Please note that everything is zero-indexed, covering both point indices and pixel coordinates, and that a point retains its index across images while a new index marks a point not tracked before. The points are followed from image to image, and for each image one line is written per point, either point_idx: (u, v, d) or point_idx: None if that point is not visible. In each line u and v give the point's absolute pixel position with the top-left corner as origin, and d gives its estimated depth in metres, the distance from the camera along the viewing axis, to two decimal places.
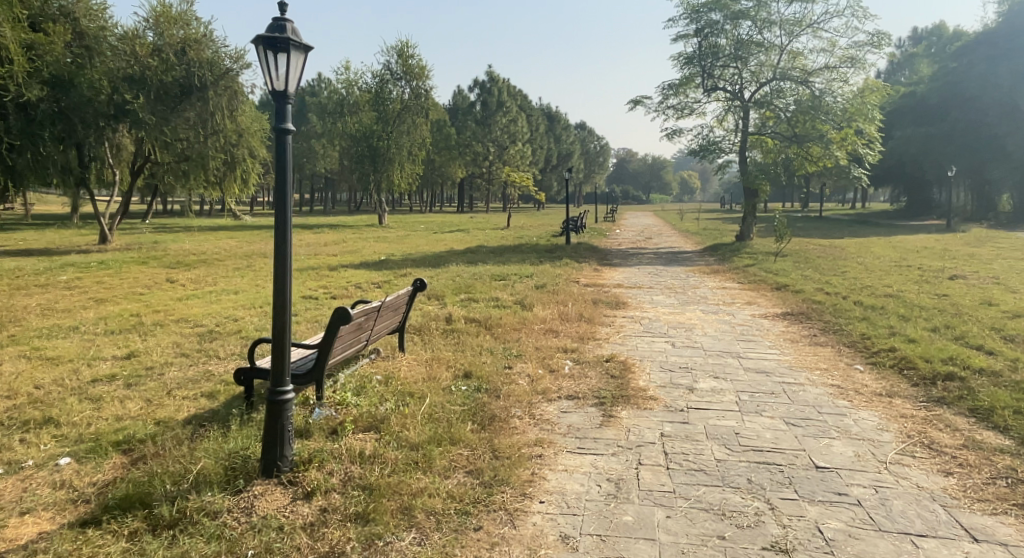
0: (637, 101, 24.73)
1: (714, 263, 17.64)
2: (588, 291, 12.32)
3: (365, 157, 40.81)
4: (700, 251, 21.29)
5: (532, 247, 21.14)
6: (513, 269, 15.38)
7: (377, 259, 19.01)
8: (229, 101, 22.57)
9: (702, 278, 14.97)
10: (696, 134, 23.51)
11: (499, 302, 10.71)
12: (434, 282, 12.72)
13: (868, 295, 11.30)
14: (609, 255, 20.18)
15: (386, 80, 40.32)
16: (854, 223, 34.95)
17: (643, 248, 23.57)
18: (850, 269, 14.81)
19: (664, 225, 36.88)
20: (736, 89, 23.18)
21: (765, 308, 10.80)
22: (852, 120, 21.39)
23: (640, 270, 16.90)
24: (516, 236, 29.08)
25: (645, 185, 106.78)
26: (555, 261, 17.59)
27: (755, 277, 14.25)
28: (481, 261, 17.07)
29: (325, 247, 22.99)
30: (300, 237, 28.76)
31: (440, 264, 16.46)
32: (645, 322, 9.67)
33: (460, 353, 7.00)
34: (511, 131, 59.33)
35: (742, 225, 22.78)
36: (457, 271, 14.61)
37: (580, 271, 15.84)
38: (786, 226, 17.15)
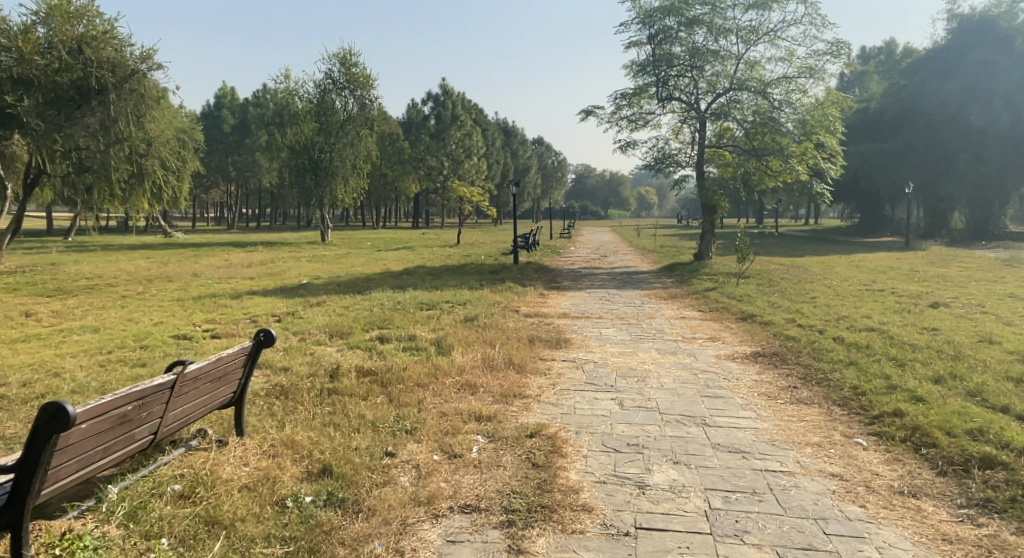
0: (588, 112, 23.27)
1: (670, 286, 16.08)
2: (526, 324, 10.54)
3: (306, 170, 38.54)
4: (657, 272, 19.78)
5: (474, 269, 19.38)
6: (445, 295, 13.55)
7: (299, 283, 16.96)
8: (135, 106, 20.47)
9: (658, 306, 13.32)
10: (650, 147, 22.05)
11: (414, 341, 8.84)
12: (345, 316, 10.82)
13: (848, 328, 9.72)
14: (557, 277, 18.52)
15: (328, 89, 38.19)
16: (811, 241, 33.97)
17: (596, 268, 21.99)
18: (820, 294, 13.32)
19: (620, 242, 35.47)
20: (692, 99, 21.96)
21: (731, 346, 9.14)
22: (813, 133, 20.23)
23: (590, 294, 15.19)
24: (462, 254, 27.34)
25: (604, 202, 106.07)
26: (497, 284, 15.81)
27: (717, 304, 12.65)
28: (412, 286, 15.23)
29: (245, 270, 20.78)
30: (228, 256, 26.42)
31: (364, 290, 14.56)
32: (588, 368, 7.90)
33: (326, 432, 5.07)
34: (467, 145, 56.72)
35: (700, 243, 21.32)
36: (380, 298, 12.74)
37: (523, 297, 14.06)
38: (749, 245, 15.67)
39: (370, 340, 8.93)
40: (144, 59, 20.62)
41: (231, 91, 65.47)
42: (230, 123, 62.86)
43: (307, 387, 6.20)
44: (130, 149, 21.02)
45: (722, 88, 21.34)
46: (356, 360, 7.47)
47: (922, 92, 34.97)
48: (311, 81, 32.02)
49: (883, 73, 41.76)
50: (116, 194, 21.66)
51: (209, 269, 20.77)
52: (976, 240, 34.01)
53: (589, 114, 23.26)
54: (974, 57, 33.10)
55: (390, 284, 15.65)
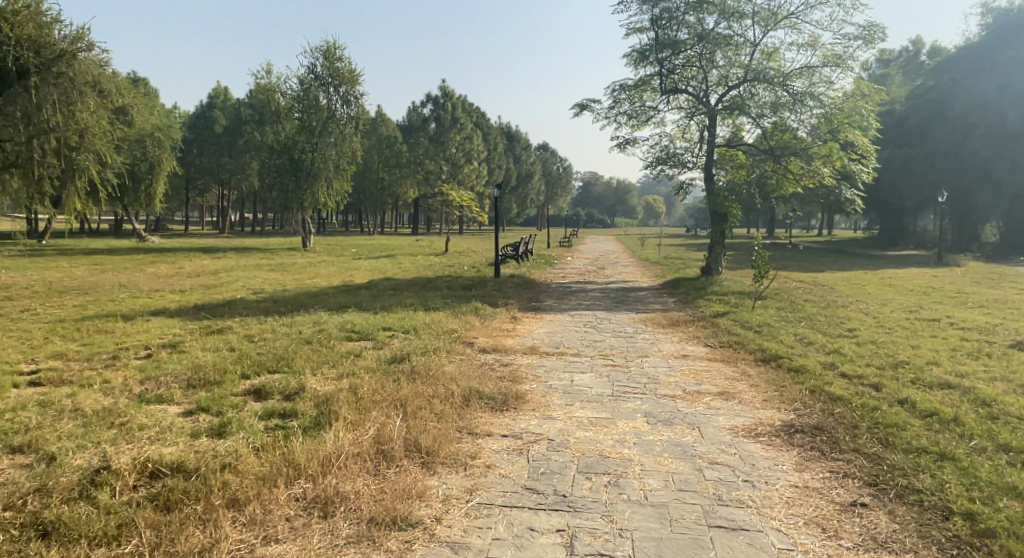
0: (584, 105, 20.62)
1: (670, 309, 13.39)
2: (475, 369, 7.88)
3: (286, 172, 36.06)
4: (658, 288, 17.11)
5: (445, 283, 16.76)
6: (391, 320, 10.91)
7: (231, 297, 14.33)
8: (62, 94, 17.69)
9: (654, 336, 10.61)
10: (652, 145, 19.28)
11: (295, 401, 6.14)
12: (236, 350, 8.18)
13: (914, 387, 7.02)
14: (539, 294, 15.89)
15: (310, 84, 35.67)
16: (831, 254, 31.09)
17: (590, 281, 19.31)
18: (860, 325, 10.65)
19: (622, 252, 32.83)
20: (700, 92, 19.22)
21: (752, 411, 6.41)
22: (839, 131, 17.35)
23: (572, 319, 12.49)
24: (445, 263, 24.77)
25: (610, 210, 103.38)
26: (463, 304, 13.15)
27: (730, 337, 9.97)
28: (358, 305, 12.61)
29: (185, 281, 18.17)
30: (185, 265, 23.98)
31: (298, 310, 11.97)
32: (535, 452, 5.21)
33: None
34: (467, 150, 54.57)
35: (709, 256, 18.53)
36: (304, 324, 10.12)
37: (488, 322, 11.40)
38: (768, 260, 12.93)
39: (235, 398, 6.24)
40: (74, 40, 18.04)
41: (224, 91, 62.94)
42: (221, 123, 60.52)
43: (9, 520, 3.66)
44: (61, 142, 18.24)
45: (735, 79, 18.64)
46: (169, 444, 4.79)
47: (952, 93, 32.20)
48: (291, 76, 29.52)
49: (907, 73, 39.02)
50: (44, 192, 19.05)
51: (146, 279, 18.29)
52: (1011, 254, 31.18)
53: (585, 108, 20.56)
54: (1010, 56, 30.38)
55: (332, 302, 13.02)
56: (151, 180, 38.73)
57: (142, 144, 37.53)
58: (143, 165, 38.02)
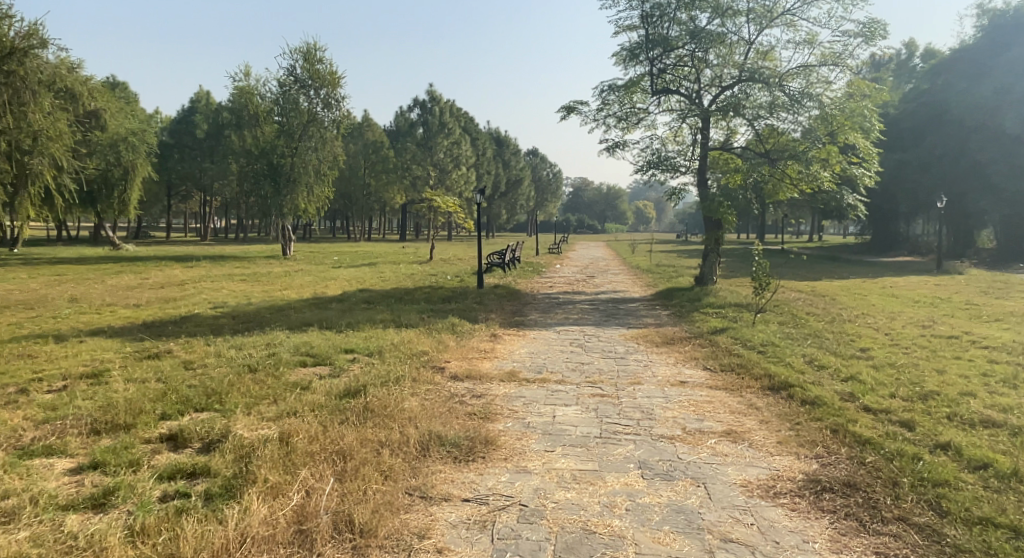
0: (569, 108, 19.53)
1: (663, 324, 12.34)
2: (441, 403, 6.79)
3: (263, 176, 34.91)
4: (650, 299, 16.12)
5: (423, 295, 15.65)
6: (354, 340, 9.79)
7: (186, 312, 13.16)
8: (13, 94, 15.92)
9: (647, 357, 9.55)
10: (642, 148, 18.19)
11: (213, 453, 5.01)
12: (167, 380, 7.06)
13: (953, 427, 5.99)
14: (522, 307, 14.81)
15: (289, 87, 34.56)
16: (826, 261, 30.20)
17: (577, 292, 18.31)
18: (871, 343, 9.70)
19: (611, 259, 31.82)
20: (693, 93, 18.19)
21: (767, 460, 5.38)
22: (840, 132, 16.22)
23: (557, 336, 11.42)
24: (426, 272, 23.66)
25: (600, 215, 102.49)
26: (439, 320, 12.07)
27: (731, 358, 8.96)
28: (321, 321, 11.47)
29: (145, 293, 16.97)
30: (151, 276, 22.77)
31: (253, 328, 10.81)
32: (503, 525, 4.14)
33: None
34: (455, 155, 53.14)
35: (703, 265, 17.45)
36: (253, 346, 8.99)
37: (464, 342, 10.30)
38: (770, 271, 11.88)
39: (141, 446, 5.12)
40: (27, 36, 16.33)
41: (206, 95, 61.53)
42: (203, 128, 59.14)
43: None
44: (12, 145, 16.76)
45: (728, 79, 17.67)
46: (16, 532, 3.70)
47: (948, 96, 31.40)
48: (268, 78, 28.47)
49: (899, 76, 38.30)
50: None
51: (102, 291, 17.10)
52: (1009, 261, 30.38)
53: (571, 111, 19.45)
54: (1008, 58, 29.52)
55: (295, 319, 11.92)
56: (125, 186, 37.43)
57: (115, 149, 36.23)
58: (116, 170, 36.73)
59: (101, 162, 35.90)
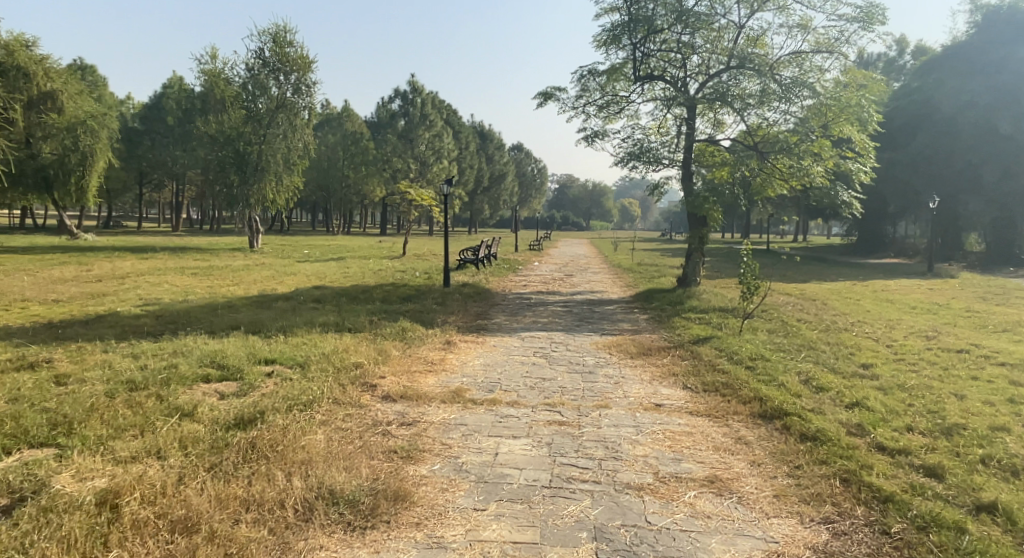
0: (546, 96, 17.42)
1: (640, 331, 11.02)
2: (356, 437, 5.44)
3: (229, 164, 33.37)
4: (628, 301, 14.86)
5: (379, 293, 14.24)
6: (281, 349, 8.39)
7: (106, 313, 11.70)
8: None
9: (619, 369, 8.24)
10: (624, 139, 16.85)
11: (6, 524, 3.71)
12: (16, 405, 5.64)
13: (993, 478, 4.72)
14: (487, 308, 13.42)
15: (257, 70, 32.93)
16: (814, 262, 29.07)
17: (551, 292, 17.03)
18: (874, 357, 8.47)
19: (592, 257, 30.48)
20: (678, 80, 16.87)
21: (762, 527, 4.12)
22: (835, 123, 14.88)
23: (519, 342, 10.06)
24: (393, 267, 22.23)
25: (585, 212, 101.13)
26: (388, 323, 10.66)
27: (715, 374, 7.67)
28: (251, 325, 10.03)
29: (76, 289, 15.47)
30: (96, 271, 21.18)
31: (168, 333, 9.38)
32: None
33: None
34: (438, 148, 50.93)
35: (687, 265, 16.14)
36: (153, 359, 7.58)
37: (410, 351, 8.93)
38: (759, 273, 10.55)
39: None
40: None
41: (179, 81, 59.52)
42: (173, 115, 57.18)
43: None
44: None
45: (716, 66, 16.39)
46: None
47: (940, 93, 30.37)
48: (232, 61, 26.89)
49: (889, 74, 37.27)
50: None
51: (28, 286, 15.53)
52: (999, 264, 29.40)
53: (547, 98, 17.31)
54: (1002, 55, 28.50)
55: (224, 320, 10.53)
56: (83, 173, 35.48)
57: (72, 134, 34.27)
58: (73, 156, 34.72)
59: (57, 146, 34.06)
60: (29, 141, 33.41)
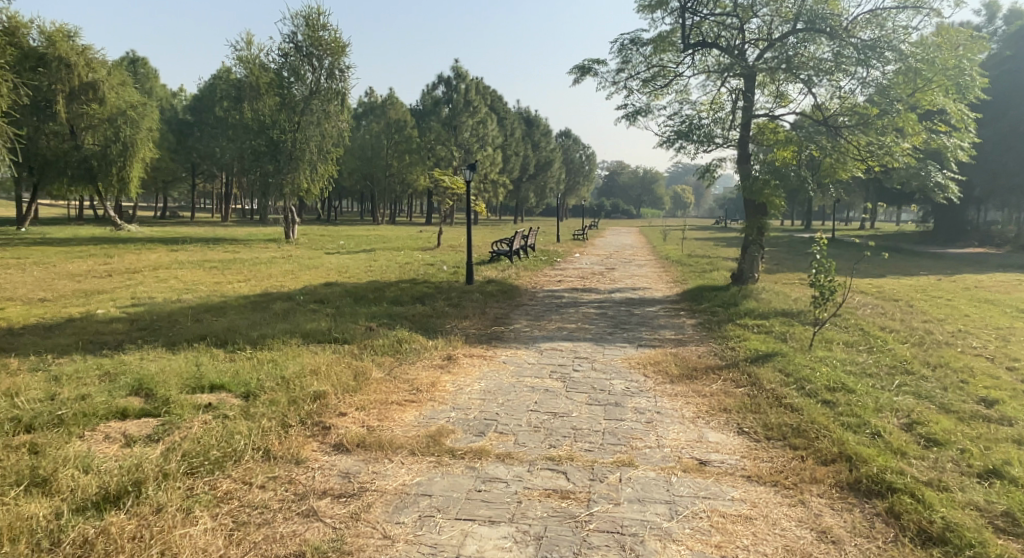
0: (582, 68, 15.32)
1: (686, 342, 9.12)
2: (259, 524, 3.84)
3: (264, 155, 32.56)
4: (674, 302, 12.98)
5: (390, 293, 12.69)
6: (239, 371, 6.87)
7: (79, 319, 10.51)
8: None
9: (653, 400, 6.40)
10: (670, 116, 14.77)
11: None
12: None
13: None
14: (508, 310, 11.70)
15: (290, 56, 31.82)
16: (888, 253, 26.34)
17: (588, 289, 15.25)
18: (1000, 387, 6.39)
19: (639, 247, 28.40)
20: (736, 48, 14.61)
21: None
22: (926, 91, 12.38)
23: (535, 357, 8.29)
24: (421, 260, 20.74)
25: (635, 200, 98.20)
26: (384, 331, 9.06)
27: (781, 412, 5.75)
28: (224, 335, 8.59)
29: (75, 288, 14.44)
30: (115, 265, 20.38)
31: (122, 346, 8.02)
32: None
33: None
34: (481, 134, 49.22)
35: (743, 260, 13.95)
36: (71, 385, 6.18)
37: (398, 371, 7.29)
38: (836, 273, 8.07)
39: None
40: None
41: (225, 71, 58.43)
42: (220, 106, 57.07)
43: None
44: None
45: (779, 29, 14.06)
46: None
47: None
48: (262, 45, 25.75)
49: None
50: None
51: (26, 286, 14.59)
52: None
53: (585, 70, 15.32)
54: None
55: (199, 329, 9.16)
56: (124, 163, 33.28)
57: (113, 124, 32.44)
58: (115, 146, 32.62)
59: (100, 138, 32.59)
60: (70, 129, 31.92)
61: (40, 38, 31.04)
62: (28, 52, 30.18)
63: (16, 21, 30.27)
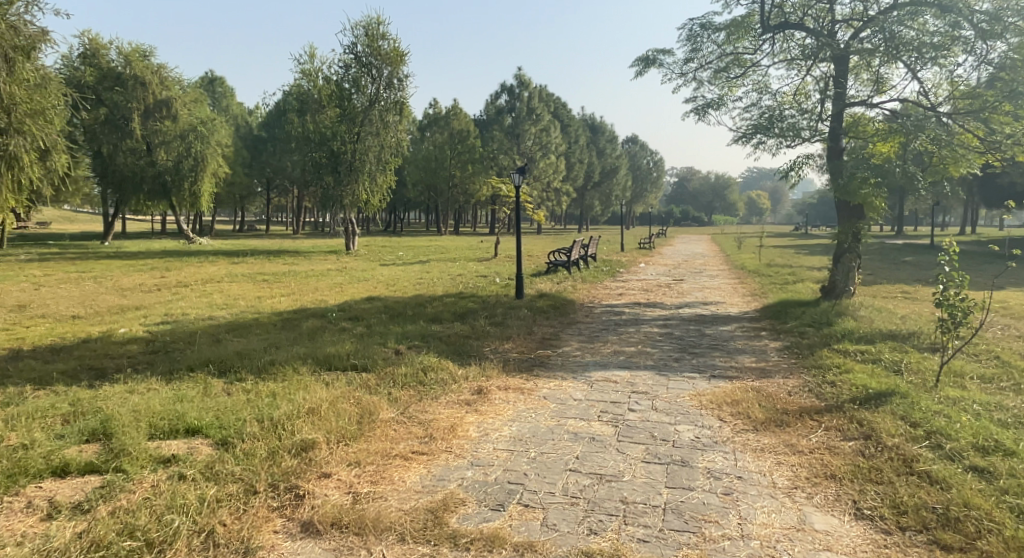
0: (646, 60, 13.84)
1: (768, 373, 7.51)
2: None
3: (324, 167, 32.25)
4: (751, 319, 11.30)
5: (429, 310, 11.53)
6: (225, 409, 5.76)
7: (93, 339, 9.70)
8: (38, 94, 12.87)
9: (732, 458, 4.92)
10: (747, 109, 13.05)
11: None
12: None
13: None
14: (559, 330, 10.32)
15: (350, 67, 31.43)
16: (996, 262, 23.50)
17: (654, 304, 13.69)
18: None
19: (710, 256, 26.55)
20: (824, 30, 12.79)
21: None
22: None
23: (581, 391, 6.89)
24: (474, 271, 19.61)
25: (707, 207, 94.76)
26: (409, 358, 7.85)
27: (915, 487, 4.19)
28: (232, 361, 7.56)
29: (113, 304, 13.87)
30: (168, 278, 20.10)
31: (115, 375, 7.09)
32: None
33: None
34: (545, 142, 48.05)
35: (835, 271, 12.06)
36: (24, 428, 5.19)
37: (416, 412, 6.01)
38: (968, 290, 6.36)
39: None
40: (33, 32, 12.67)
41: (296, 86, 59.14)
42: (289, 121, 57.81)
43: None
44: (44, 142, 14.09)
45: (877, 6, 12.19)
46: None
47: None
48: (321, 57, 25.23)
49: None
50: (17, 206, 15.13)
51: (66, 302, 14.11)
52: None
53: (648, 62, 13.84)
54: None
55: (209, 353, 8.17)
56: (195, 178, 32.60)
57: (183, 140, 31.91)
58: (186, 162, 32.03)
59: (173, 154, 32.12)
60: (147, 146, 31.87)
61: (118, 58, 31.46)
62: (105, 71, 30.70)
63: (95, 42, 31.05)
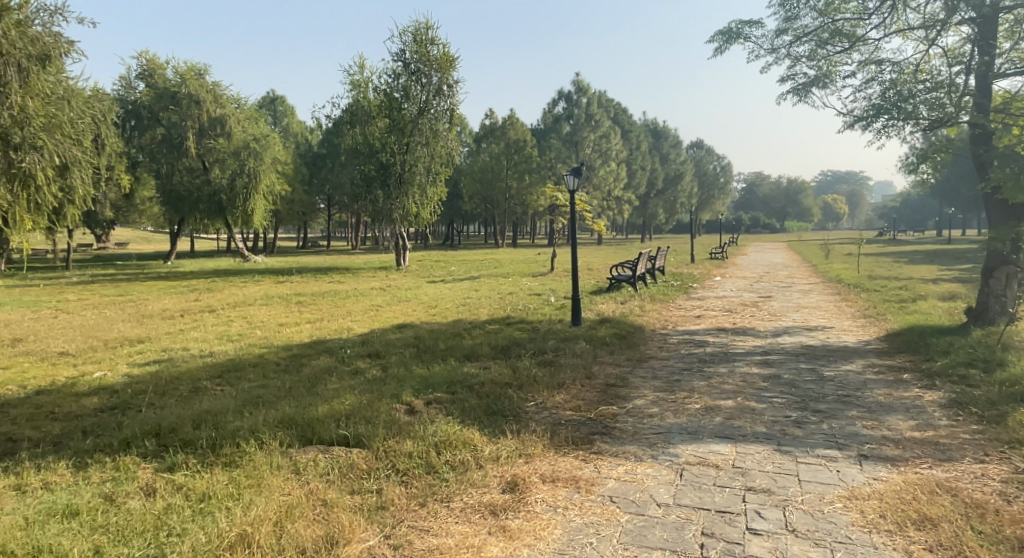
0: (728, 34, 11.43)
1: (948, 455, 4.99)
2: None
3: (374, 180, 30.72)
4: (880, 353, 8.70)
5: (466, 343, 9.34)
6: (117, 534, 3.79)
7: (49, 387, 7.81)
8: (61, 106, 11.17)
9: None
10: (861, 86, 10.48)
11: None
12: None
13: None
14: (628, 371, 7.97)
15: (399, 76, 29.80)
16: None
17: (742, 329, 11.17)
18: None
19: (794, 267, 23.60)
20: None
21: None
22: None
23: (667, 486, 4.56)
24: (528, 289, 17.44)
25: (778, 212, 89.79)
26: (423, 421, 5.69)
27: None
28: (183, 429, 5.54)
29: (117, 336, 12.13)
30: (200, 302, 18.53)
31: (21, 454, 5.19)
32: None
33: None
34: (604, 150, 45.79)
35: (986, 289, 9.34)
36: None
37: (410, 533, 3.99)
38: None
39: None
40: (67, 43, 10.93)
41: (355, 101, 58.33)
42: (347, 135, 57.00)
43: None
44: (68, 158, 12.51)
45: None
46: None
47: None
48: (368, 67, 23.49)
49: None
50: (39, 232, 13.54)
51: (69, 334, 12.47)
52: None
53: (730, 36, 11.43)
54: None
55: (167, 413, 6.17)
56: (248, 196, 30.74)
57: (237, 156, 30.23)
58: (240, 179, 30.26)
59: (227, 172, 30.65)
60: (203, 164, 30.76)
61: (173, 75, 30.58)
62: (161, 90, 29.86)
63: (152, 62, 30.49)
